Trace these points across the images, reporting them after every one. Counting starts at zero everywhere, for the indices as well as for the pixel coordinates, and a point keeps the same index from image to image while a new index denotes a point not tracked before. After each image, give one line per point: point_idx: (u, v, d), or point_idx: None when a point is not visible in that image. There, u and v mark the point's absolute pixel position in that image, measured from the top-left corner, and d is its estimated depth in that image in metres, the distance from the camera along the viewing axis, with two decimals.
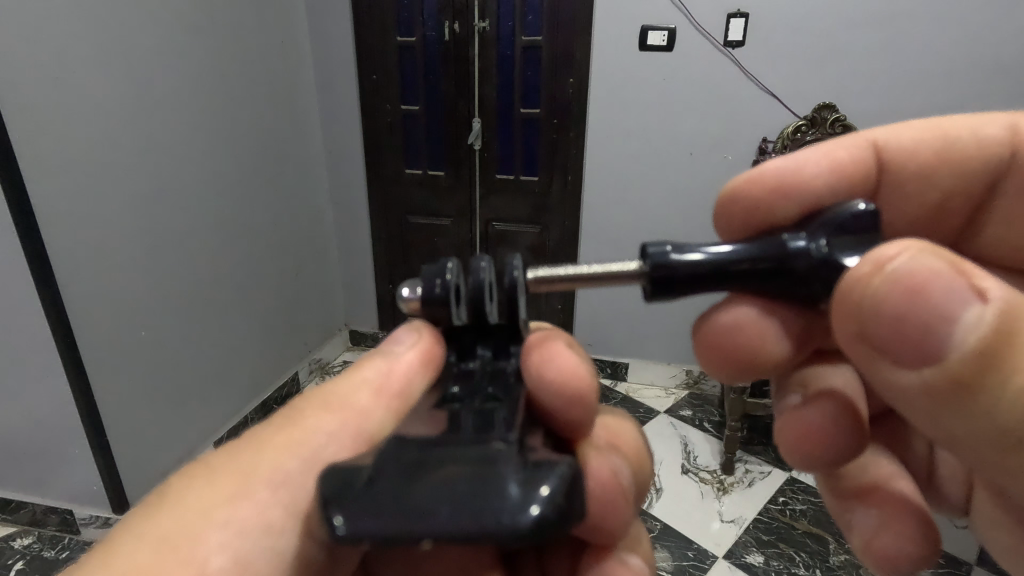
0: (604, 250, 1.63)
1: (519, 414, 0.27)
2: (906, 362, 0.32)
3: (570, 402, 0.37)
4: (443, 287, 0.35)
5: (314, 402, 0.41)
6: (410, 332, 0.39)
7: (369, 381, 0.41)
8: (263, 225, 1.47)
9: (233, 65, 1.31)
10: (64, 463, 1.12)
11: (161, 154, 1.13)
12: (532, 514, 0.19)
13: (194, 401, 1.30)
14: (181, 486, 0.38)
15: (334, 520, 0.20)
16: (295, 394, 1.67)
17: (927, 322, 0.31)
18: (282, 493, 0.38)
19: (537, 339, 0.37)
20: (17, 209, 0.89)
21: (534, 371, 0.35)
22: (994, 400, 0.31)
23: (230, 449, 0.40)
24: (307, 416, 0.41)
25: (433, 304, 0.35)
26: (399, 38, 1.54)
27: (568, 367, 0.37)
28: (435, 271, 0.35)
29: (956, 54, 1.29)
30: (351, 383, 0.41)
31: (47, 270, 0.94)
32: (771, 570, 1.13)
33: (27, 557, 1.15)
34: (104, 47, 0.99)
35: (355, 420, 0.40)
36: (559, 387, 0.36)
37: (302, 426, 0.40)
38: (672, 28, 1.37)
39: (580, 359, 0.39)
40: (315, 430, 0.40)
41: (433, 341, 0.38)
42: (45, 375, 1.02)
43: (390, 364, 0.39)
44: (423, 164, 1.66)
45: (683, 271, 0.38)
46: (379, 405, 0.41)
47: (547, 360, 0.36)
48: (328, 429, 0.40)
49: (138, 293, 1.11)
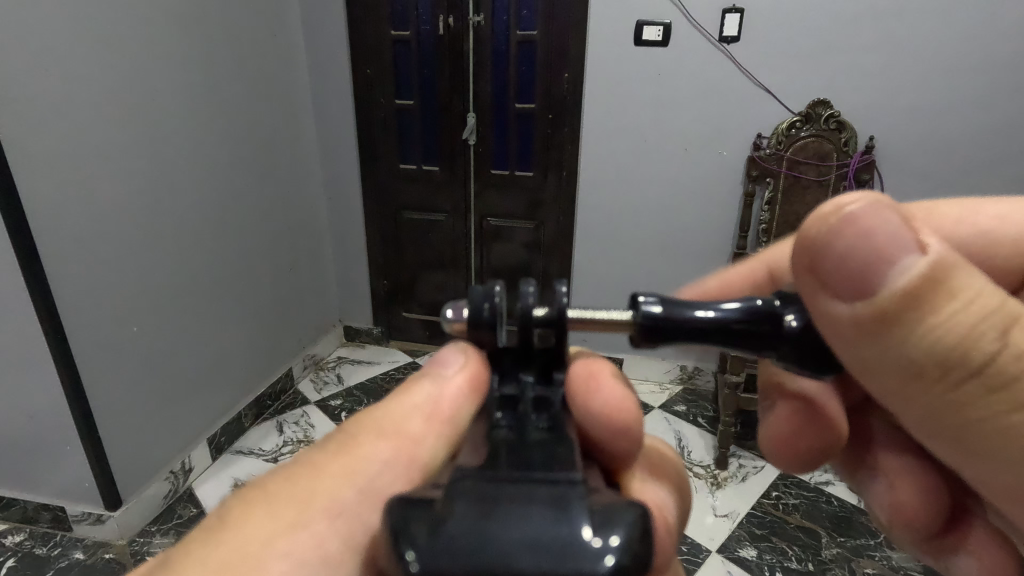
0: (598, 246, 1.63)
1: (577, 449, 0.29)
2: (835, 301, 0.34)
3: (615, 434, 0.37)
4: (489, 312, 0.35)
5: (366, 428, 0.40)
6: (458, 355, 0.39)
7: (420, 407, 0.40)
8: (256, 220, 1.45)
9: (225, 57, 1.29)
10: (57, 460, 1.11)
11: (154, 150, 1.12)
12: (608, 562, 0.21)
13: (187, 398, 1.28)
14: (239, 511, 0.36)
15: (407, 555, 0.22)
16: (289, 390, 1.66)
17: (867, 254, 0.32)
18: (341, 523, 0.37)
19: (587, 366, 0.39)
20: (7, 203, 0.87)
21: (580, 400, 0.37)
22: (909, 335, 0.32)
23: (283, 472, 0.38)
24: (360, 443, 0.39)
25: (478, 328, 0.36)
26: (393, 32, 1.52)
27: (614, 400, 0.37)
28: (483, 293, 0.36)
29: (949, 53, 1.30)
30: (402, 408, 0.40)
31: (38, 266, 0.92)
32: (764, 564, 1.14)
33: (19, 554, 1.14)
34: (97, 40, 0.98)
35: (410, 449, 0.39)
36: (605, 419, 0.37)
37: (356, 453, 0.38)
38: (667, 24, 1.37)
39: (629, 390, 0.40)
40: (370, 458, 0.38)
41: (479, 364, 0.38)
42: (37, 372, 1.01)
43: (440, 388, 0.39)
44: (417, 159, 1.65)
45: (648, 329, 0.36)
46: (431, 432, 0.39)
47: (593, 392, 0.37)
48: (383, 458, 0.38)
49: (131, 289, 1.10)
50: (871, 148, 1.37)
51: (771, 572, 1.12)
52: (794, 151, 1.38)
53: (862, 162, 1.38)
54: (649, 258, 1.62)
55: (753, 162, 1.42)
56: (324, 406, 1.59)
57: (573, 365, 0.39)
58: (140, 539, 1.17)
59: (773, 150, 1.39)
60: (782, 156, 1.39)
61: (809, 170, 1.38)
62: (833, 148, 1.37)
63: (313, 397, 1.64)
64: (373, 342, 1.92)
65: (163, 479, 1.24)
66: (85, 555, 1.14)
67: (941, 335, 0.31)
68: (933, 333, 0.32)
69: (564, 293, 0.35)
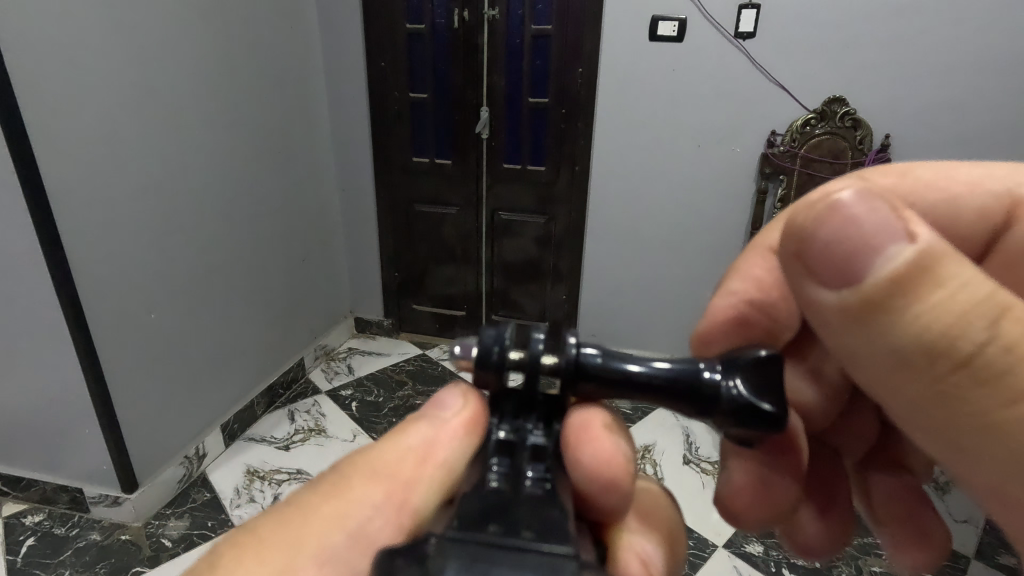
0: (610, 241, 1.65)
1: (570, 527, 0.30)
2: (828, 275, 0.33)
3: (601, 489, 0.38)
4: (498, 352, 0.36)
5: (361, 469, 0.40)
6: (458, 399, 0.40)
7: (414, 448, 0.39)
8: (270, 211, 1.49)
9: (240, 48, 1.32)
10: (76, 442, 1.15)
11: (173, 142, 1.16)
12: None
13: (202, 384, 1.33)
14: (232, 556, 0.37)
15: None
16: (301, 380, 1.69)
17: (865, 234, 0.31)
18: (333, 569, 0.37)
19: (582, 415, 0.38)
20: (32, 191, 0.91)
21: (571, 450, 0.37)
22: (900, 319, 0.31)
23: (277, 514, 0.39)
24: (355, 484, 0.39)
25: (485, 367, 0.36)
26: (409, 25, 1.54)
27: (603, 455, 0.37)
28: (492, 336, 0.36)
29: (966, 50, 1.30)
30: (396, 451, 0.40)
31: (61, 254, 0.96)
32: (771, 560, 1.15)
33: (39, 533, 1.19)
34: (121, 33, 1.02)
35: (401, 493, 0.38)
36: (592, 473, 0.37)
37: (349, 496, 0.39)
38: (682, 19, 1.37)
39: (622, 440, 0.40)
40: (363, 501, 0.39)
41: (479, 406, 0.39)
42: (59, 359, 1.05)
43: (438, 432, 0.39)
44: (431, 152, 1.67)
45: (590, 378, 0.36)
46: (423, 478, 0.39)
47: (582, 444, 0.37)
48: (376, 501, 0.38)
49: (148, 278, 1.14)
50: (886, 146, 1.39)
51: (776, 567, 1.14)
52: (808, 148, 1.42)
53: (877, 160, 1.41)
54: (660, 254, 1.64)
55: (767, 159, 1.45)
56: (336, 396, 1.63)
57: (569, 413, 0.39)
58: (155, 521, 1.22)
59: (786, 148, 1.43)
60: (796, 153, 1.42)
61: (822, 168, 1.44)
62: (847, 147, 1.41)
63: (324, 387, 1.67)
64: (385, 334, 1.95)
65: (178, 464, 1.28)
66: (102, 536, 1.18)
67: (935, 321, 0.31)
68: (924, 320, 0.31)
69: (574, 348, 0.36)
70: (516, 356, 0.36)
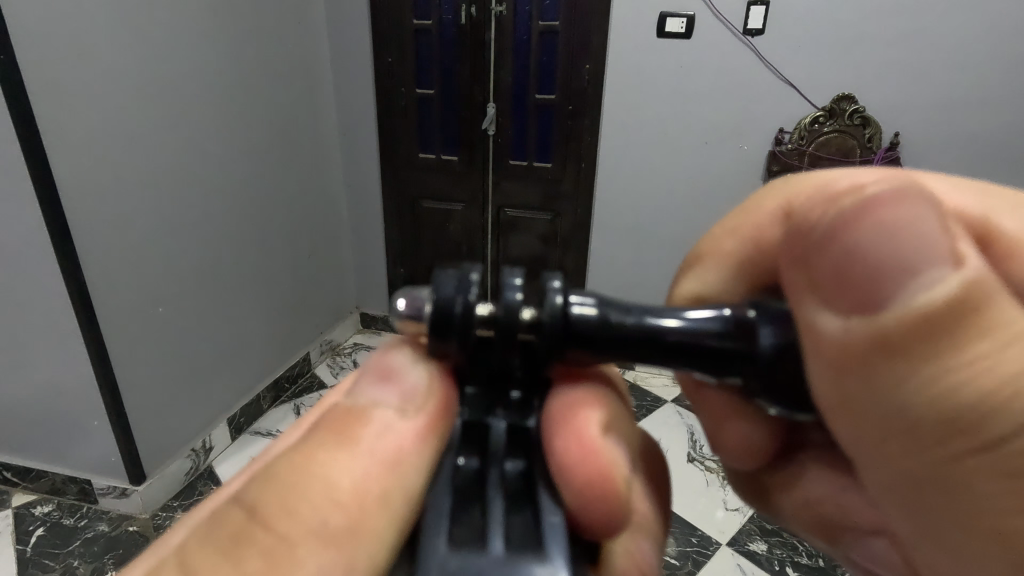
0: (616, 238, 1.66)
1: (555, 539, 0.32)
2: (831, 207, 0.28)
3: (602, 517, 0.33)
4: (462, 308, 0.32)
5: (303, 519, 0.30)
6: (415, 391, 0.35)
7: (373, 474, 0.32)
8: (277, 207, 1.49)
9: (247, 43, 1.32)
10: (84, 435, 1.16)
11: (181, 137, 1.16)
12: None
13: (209, 378, 1.34)
14: None
15: None
16: (307, 374, 1.70)
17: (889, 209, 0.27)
18: None
19: (574, 417, 0.36)
20: (41, 184, 0.91)
21: (558, 464, 0.35)
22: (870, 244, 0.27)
23: None
24: (298, 544, 0.29)
25: (443, 324, 0.32)
26: (416, 21, 1.55)
27: (593, 476, 0.34)
28: (455, 288, 0.32)
29: (978, 47, 1.30)
30: (347, 482, 0.31)
31: (71, 248, 0.97)
32: (774, 558, 1.15)
33: (48, 524, 1.21)
34: (129, 29, 1.02)
35: (364, 535, 0.31)
36: (588, 498, 0.33)
37: (293, 562, 0.29)
38: (690, 15, 1.37)
39: (620, 442, 0.36)
40: (317, 563, 0.29)
41: (440, 395, 0.35)
42: (69, 352, 1.07)
43: (397, 441, 0.33)
44: (437, 149, 1.68)
45: (573, 340, 0.33)
46: (386, 505, 0.32)
47: (570, 460, 0.34)
48: (331, 558, 0.30)
49: (157, 273, 1.15)
50: (895, 146, 1.39)
51: (780, 565, 1.14)
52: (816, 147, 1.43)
53: (886, 159, 1.41)
54: (666, 251, 1.64)
55: (775, 158, 1.45)
56: None
57: (559, 412, 0.36)
58: (162, 513, 1.24)
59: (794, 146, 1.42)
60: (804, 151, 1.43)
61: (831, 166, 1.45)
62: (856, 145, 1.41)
63: (330, 382, 1.69)
64: (390, 330, 1.96)
65: (185, 457, 1.29)
66: (110, 528, 1.20)
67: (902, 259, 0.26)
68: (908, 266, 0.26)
69: (556, 293, 0.33)
70: (483, 312, 0.32)
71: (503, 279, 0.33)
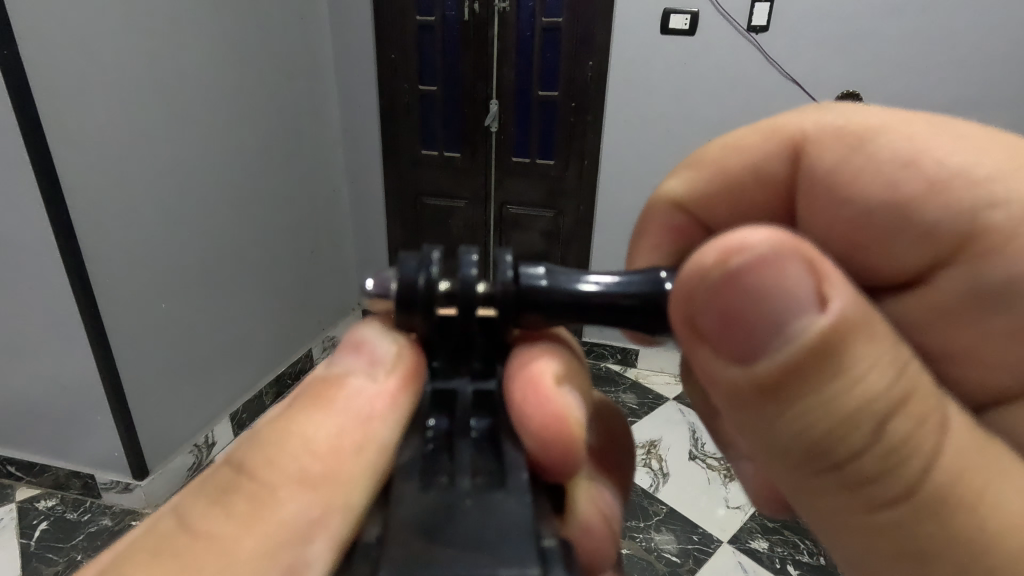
0: (619, 236, 1.65)
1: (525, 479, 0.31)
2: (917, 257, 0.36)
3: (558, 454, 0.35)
4: (425, 283, 0.33)
5: (282, 468, 0.32)
6: (389, 356, 0.36)
7: (348, 427, 0.34)
8: (280, 203, 1.49)
9: (251, 39, 1.32)
10: (87, 429, 1.17)
11: (184, 132, 1.16)
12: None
13: (211, 374, 1.34)
14: None
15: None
16: (309, 370, 1.71)
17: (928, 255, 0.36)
18: None
19: (534, 369, 0.37)
20: (44, 179, 0.92)
21: (518, 410, 0.36)
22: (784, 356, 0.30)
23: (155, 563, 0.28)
24: (277, 489, 0.31)
25: (409, 301, 0.33)
26: (419, 18, 1.54)
27: (550, 415, 0.35)
28: (415, 265, 0.33)
29: (985, 44, 1.29)
30: (326, 436, 0.33)
31: (74, 242, 0.97)
32: (776, 557, 1.15)
33: (51, 518, 1.21)
34: (132, 23, 1.02)
35: (337, 486, 0.32)
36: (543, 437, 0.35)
37: (272, 506, 0.31)
38: (694, 12, 1.36)
39: (576, 393, 0.38)
40: (293, 510, 0.31)
41: (409, 362, 0.36)
42: (71, 346, 1.07)
43: (371, 398, 0.34)
44: (439, 145, 1.68)
45: (529, 305, 0.35)
46: (359, 457, 0.33)
47: (530, 402, 0.36)
48: (304, 505, 0.31)
49: (160, 267, 1.15)
50: None
51: (781, 563, 1.14)
52: None
53: None
54: None
55: None
56: None
57: (517, 366, 0.38)
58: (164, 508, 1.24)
59: None
60: None
61: None
62: None
63: None
64: None
65: (187, 452, 1.29)
66: (113, 522, 1.20)
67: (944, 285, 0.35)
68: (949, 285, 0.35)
69: (508, 263, 0.35)
70: (445, 287, 0.33)
71: (463, 253, 0.35)
